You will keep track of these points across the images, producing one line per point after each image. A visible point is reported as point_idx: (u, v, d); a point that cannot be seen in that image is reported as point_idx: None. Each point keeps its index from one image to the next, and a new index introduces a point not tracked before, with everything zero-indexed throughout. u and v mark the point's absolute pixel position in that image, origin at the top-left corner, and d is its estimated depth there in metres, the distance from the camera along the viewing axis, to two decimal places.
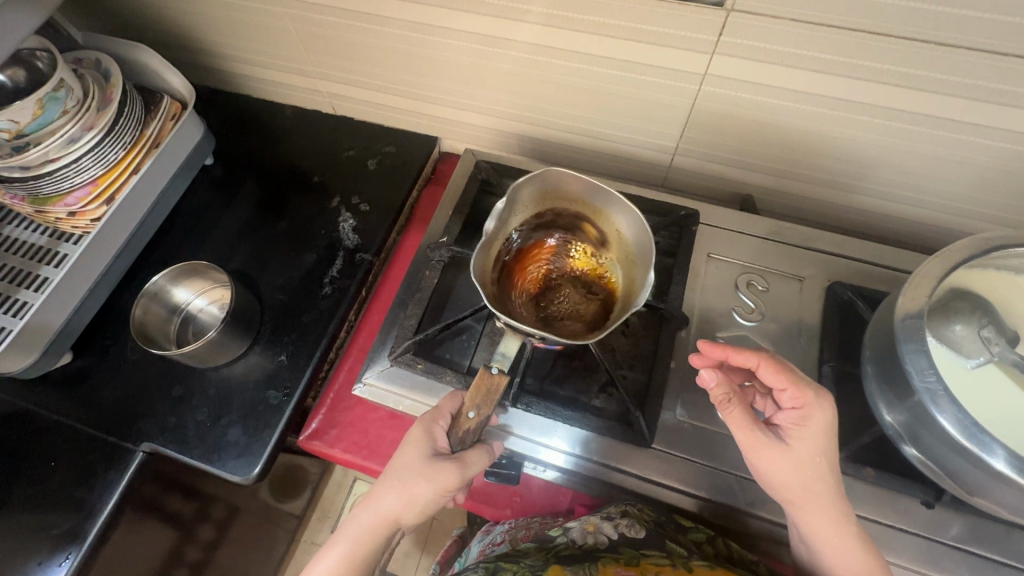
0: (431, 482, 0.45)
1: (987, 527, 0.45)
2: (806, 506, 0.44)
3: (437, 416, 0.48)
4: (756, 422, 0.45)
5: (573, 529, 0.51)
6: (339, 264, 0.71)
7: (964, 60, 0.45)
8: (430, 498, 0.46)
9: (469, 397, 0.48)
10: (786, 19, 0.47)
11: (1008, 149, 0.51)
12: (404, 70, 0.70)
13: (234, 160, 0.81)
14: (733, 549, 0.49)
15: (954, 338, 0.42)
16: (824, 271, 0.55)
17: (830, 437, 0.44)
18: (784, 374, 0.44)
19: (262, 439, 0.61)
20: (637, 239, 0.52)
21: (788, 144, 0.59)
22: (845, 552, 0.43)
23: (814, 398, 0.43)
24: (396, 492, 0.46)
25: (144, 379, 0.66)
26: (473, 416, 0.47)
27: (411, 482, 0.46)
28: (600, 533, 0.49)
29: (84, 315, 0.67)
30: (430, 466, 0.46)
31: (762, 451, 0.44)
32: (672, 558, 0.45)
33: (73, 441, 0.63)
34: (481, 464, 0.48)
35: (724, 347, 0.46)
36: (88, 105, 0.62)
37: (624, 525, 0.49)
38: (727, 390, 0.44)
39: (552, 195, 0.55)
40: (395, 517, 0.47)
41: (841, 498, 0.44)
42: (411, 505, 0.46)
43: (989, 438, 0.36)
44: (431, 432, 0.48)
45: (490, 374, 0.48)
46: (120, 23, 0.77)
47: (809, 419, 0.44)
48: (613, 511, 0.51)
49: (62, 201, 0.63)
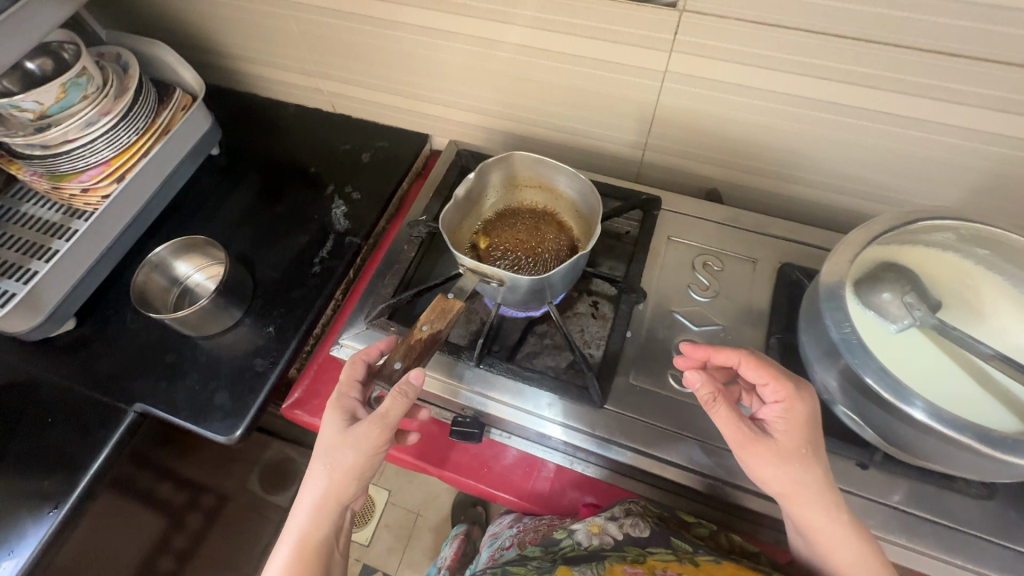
0: (356, 447, 0.47)
1: (923, 490, 0.47)
2: (797, 498, 0.44)
3: (345, 391, 0.50)
4: (744, 419, 0.45)
5: (578, 531, 0.53)
6: (329, 246, 0.75)
7: (891, 56, 0.49)
8: (362, 462, 0.47)
9: (425, 314, 0.50)
10: (731, 19, 0.52)
11: (941, 140, 0.55)
12: (396, 70, 0.76)
13: (238, 152, 0.86)
14: (734, 540, 0.52)
15: (880, 304, 0.45)
16: (775, 254, 0.59)
17: (813, 429, 0.45)
18: (765, 368, 0.45)
19: (246, 403, 0.65)
20: (591, 210, 0.56)
21: (745, 138, 0.64)
22: (838, 541, 0.44)
23: (796, 389, 0.45)
24: (324, 474, 0.48)
25: (141, 346, 0.70)
26: (425, 330, 0.49)
27: (336, 456, 0.47)
28: (605, 534, 0.52)
29: (89, 286, 0.71)
30: (349, 434, 0.47)
31: (751, 449, 0.44)
32: (677, 553, 0.49)
33: (70, 402, 0.67)
34: (401, 408, 0.46)
35: (706, 348, 0.49)
36: (107, 92, 0.68)
37: (628, 525, 0.52)
38: (713, 390, 0.44)
39: (514, 176, 0.59)
40: (334, 496, 0.48)
41: (831, 488, 0.44)
42: (346, 476, 0.48)
43: (908, 391, 0.39)
44: (343, 405, 0.49)
45: (446, 298, 0.51)
46: (143, 24, 0.84)
47: (793, 411, 0.45)
48: (617, 510, 0.54)
49: (77, 178, 0.69)
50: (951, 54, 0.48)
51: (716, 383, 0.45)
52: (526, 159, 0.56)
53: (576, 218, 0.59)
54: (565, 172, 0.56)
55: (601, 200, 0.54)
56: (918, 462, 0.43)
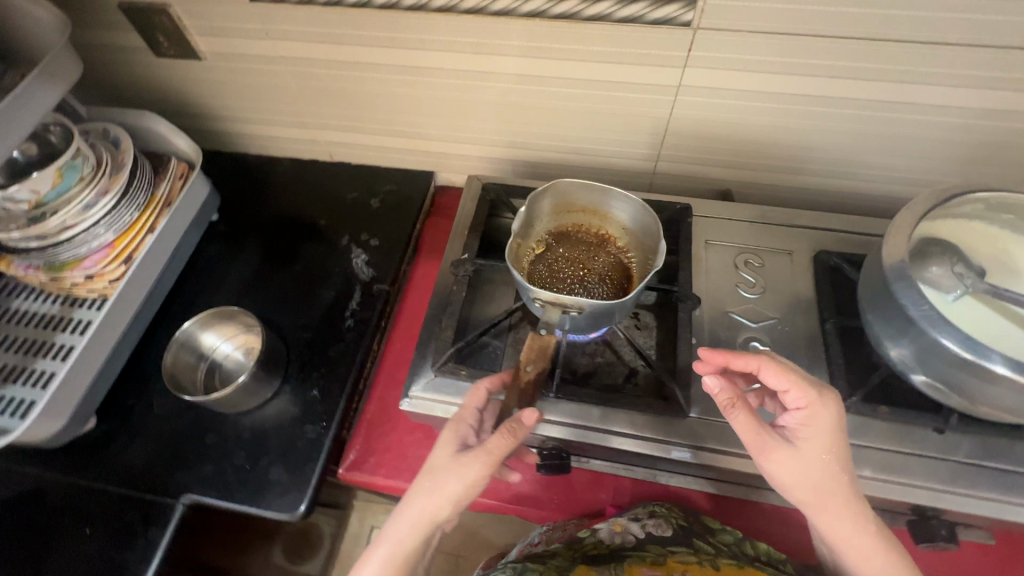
0: (460, 475, 0.46)
1: (995, 444, 0.50)
2: (821, 506, 0.45)
3: (464, 415, 0.51)
4: (764, 426, 0.46)
5: (601, 529, 0.57)
6: (357, 297, 0.74)
7: (893, 51, 0.53)
8: (462, 491, 0.46)
9: (525, 354, 0.52)
10: (743, 32, 0.55)
11: (940, 121, 0.59)
12: (399, 112, 0.76)
13: (238, 214, 0.83)
14: (760, 550, 0.55)
15: (931, 278, 0.48)
16: (808, 244, 0.62)
17: (836, 436, 0.45)
18: (787, 375, 0.45)
19: (305, 474, 0.61)
20: (645, 227, 0.58)
21: (757, 139, 0.67)
22: (864, 548, 0.45)
23: (818, 397, 0.45)
24: (426, 495, 0.47)
25: (173, 432, 0.65)
26: (530, 369, 0.52)
27: (441, 478, 0.47)
28: (628, 532, 0.55)
29: (108, 377, 0.66)
30: (457, 459, 0.47)
31: (772, 454, 0.45)
32: (698, 555, 0.51)
33: (104, 506, 0.61)
34: (507, 448, 0.46)
35: (725, 354, 0.48)
36: (103, 172, 0.65)
37: (652, 524, 0.55)
38: (731, 395, 0.45)
39: (563, 205, 0.61)
40: (429, 519, 0.47)
41: (855, 494, 0.45)
42: (443, 501, 0.47)
43: (986, 347, 0.41)
44: (458, 431, 0.50)
45: (539, 336, 0.53)
46: (122, 96, 0.81)
47: (815, 418, 0.45)
48: (641, 512, 0.58)
49: (80, 266, 0.65)
50: (950, 43, 0.52)
51: (734, 388, 0.46)
52: (577, 185, 0.57)
53: (626, 238, 0.61)
54: (615, 194, 0.58)
55: (657, 220, 0.57)
56: (1000, 417, 0.45)
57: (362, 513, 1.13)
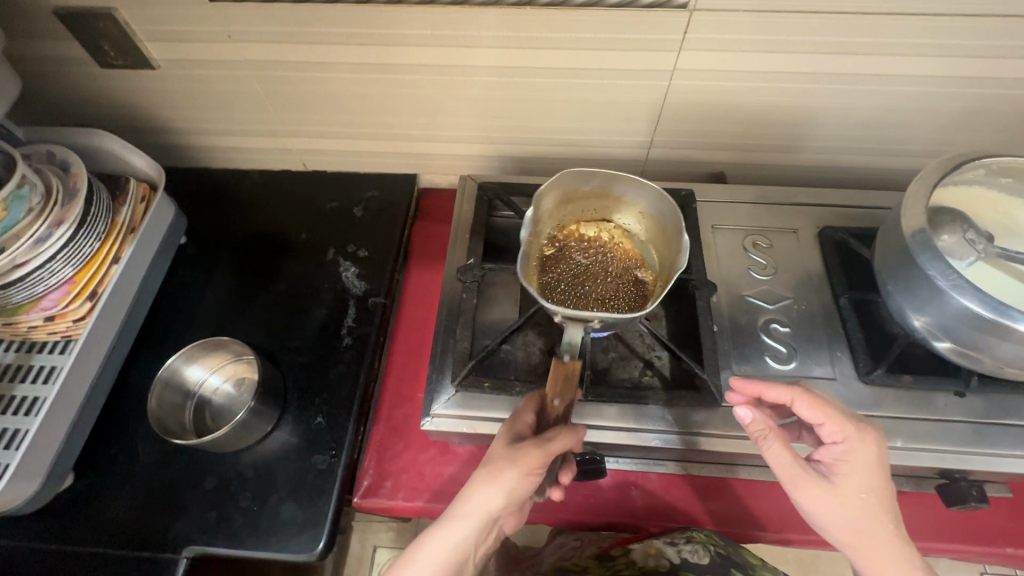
0: (515, 462, 0.46)
1: (1011, 401, 0.51)
2: (860, 543, 0.45)
3: (520, 411, 0.50)
4: (800, 459, 0.46)
5: (637, 551, 0.66)
6: (352, 313, 0.69)
7: (886, 24, 0.54)
8: (519, 481, 0.46)
9: (550, 386, 0.49)
10: (739, 12, 0.54)
11: (927, 91, 0.60)
12: (378, 113, 0.71)
13: (208, 234, 0.77)
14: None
15: (944, 247, 0.48)
16: (811, 221, 0.63)
17: (874, 472, 0.46)
18: (822, 409, 0.46)
19: (320, 508, 0.57)
20: (663, 212, 0.58)
21: (749, 119, 0.67)
22: None
23: (856, 431, 0.46)
24: (484, 483, 0.46)
25: (166, 479, 0.59)
26: (558, 403, 0.49)
27: (497, 468, 0.46)
28: (662, 555, 0.64)
29: (84, 427, 0.60)
30: (511, 448, 0.46)
31: (807, 489, 0.46)
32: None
33: (94, 571, 0.55)
34: (564, 442, 0.47)
35: (756, 384, 0.49)
36: (54, 200, 0.58)
37: (688, 550, 0.63)
38: (764, 425, 0.46)
39: (574, 193, 0.60)
40: (486, 509, 0.47)
41: (894, 532, 0.45)
42: (499, 489, 0.46)
43: (1012, 309, 0.42)
44: (514, 426, 0.49)
45: (562, 361, 0.49)
46: (63, 113, 0.73)
47: (852, 453, 0.46)
48: (677, 535, 0.64)
49: (38, 306, 0.58)
50: (940, 13, 0.52)
51: (768, 420, 0.47)
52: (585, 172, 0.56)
53: (642, 222, 0.61)
54: (628, 180, 0.57)
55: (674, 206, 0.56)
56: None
57: (363, 535, 1.11)
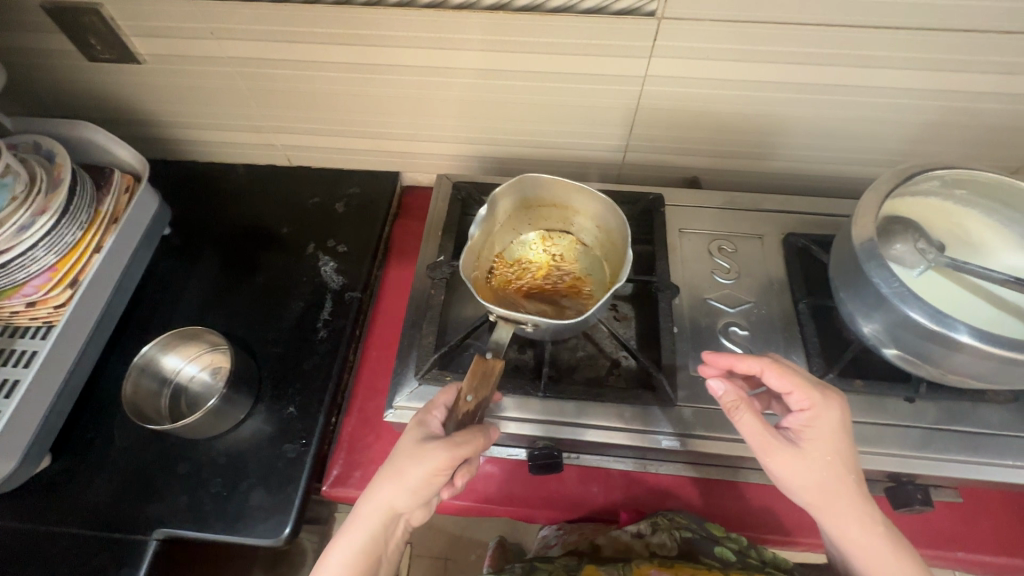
0: (419, 463, 0.46)
1: (959, 407, 0.52)
2: (825, 506, 0.46)
3: (433, 406, 0.50)
4: (770, 428, 0.47)
5: (608, 542, 0.62)
6: (329, 306, 0.71)
7: (852, 36, 0.55)
8: (420, 480, 0.46)
9: (467, 381, 0.48)
10: (706, 21, 0.55)
11: (893, 102, 0.62)
12: (359, 111, 0.73)
13: (192, 225, 0.78)
14: (765, 555, 0.59)
15: (896, 255, 0.50)
16: (776, 227, 0.64)
17: (840, 436, 0.47)
18: (788, 376, 0.47)
19: (288, 495, 0.59)
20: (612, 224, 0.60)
21: (721, 127, 0.68)
22: (872, 550, 0.45)
23: (821, 398, 0.47)
24: (389, 482, 0.47)
25: (141, 463, 0.61)
26: (471, 399, 0.49)
27: (400, 467, 0.47)
28: (634, 545, 0.60)
29: (62, 411, 0.61)
30: (419, 446, 0.47)
31: (777, 456, 0.46)
32: (709, 564, 0.55)
33: (67, 550, 0.56)
34: (472, 446, 0.47)
35: (728, 355, 0.50)
36: (38, 189, 0.59)
37: (659, 538, 0.59)
38: (735, 395, 0.47)
39: (531, 201, 0.62)
40: (390, 506, 0.48)
41: (860, 492, 0.46)
42: (403, 487, 0.47)
43: (951, 318, 0.43)
44: (425, 421, 0.49)
45: (484, 359, 0.49)
46: (52, 103, 0.74)
47: (819, 419, 0.47)
48: (644, 524, 0.61)
49: (20, 292, 0.60)
50: (901, 27, 0.53)
51: (739, 390, 0.48)
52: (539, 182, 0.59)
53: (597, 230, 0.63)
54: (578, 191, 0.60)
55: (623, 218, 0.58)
56: (968, 383, 0.46)
57: (345, 526, 1.14)
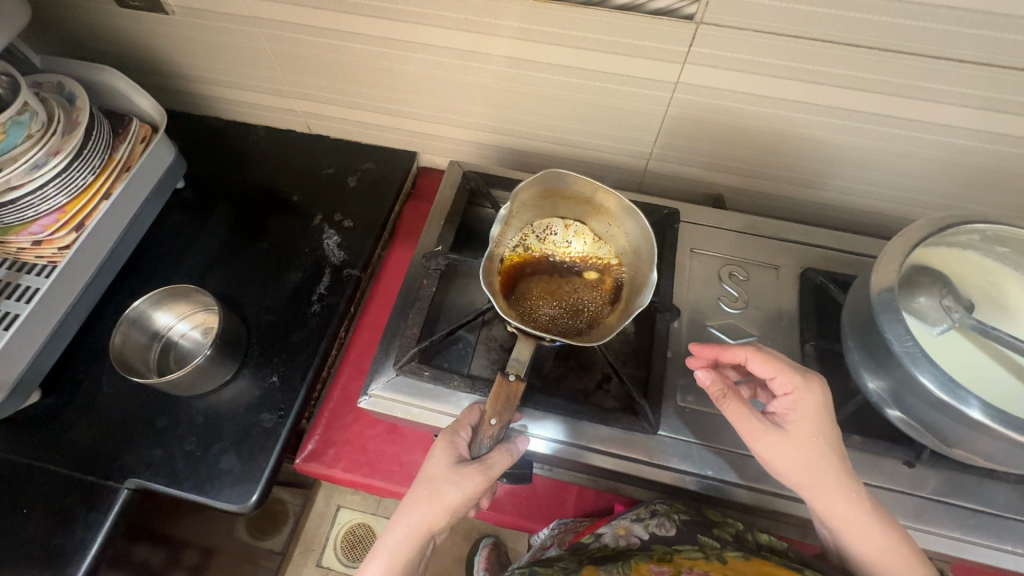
0: (459, 485, 0.46)
1: (962, 480, 0.48)
2: (815, 489, 0.44)
3: (458, 427, 0.49)
4: (754, 412, 0.46)
5: (604, 534, 0.54)
6: (326, 280, 0.70)
7: (907, 64, 0.50)
8: (459, 501, 0.46)
9: (491, 405, 0.48)
10: (747, 30, 0.51)
11: (942, 141, 0.56)
12: (380, 87, 0.71)
13: (205, 182, 0.79)
14: (761, 538, 0.51)
15: (918, 309, 0.46)
16: (796, 260, 0.61)
17: (825, 419, 0.45)
18: (771, 361, 0.45)
19: (258, 464, 0.59)
20: (636, 231, 0.58)
21: (752, 145, 0.64)
22: (865, 531, 0.43)
23: (802, 381, 0.45)
24: (425, 503, 0.47)
25: (124, 412, 0.62)
26: (495, 423, 0.48)
27: (439, 488, 0.46)
28: (631, 535, 0.52)
29: (54, 350, 0.63)
30: (456, 470, 0.46)
31: (762, 440, 0.45)
32: (704, 551, 0.48)
33: (45, 484, 0.58)
34: (504, 461, 0.47)
35: (714, 347, 0.49)
36: (53, 129, 0.59)
37: (654, 525, 0.52)
38: (722, 385, 0.45)
39: (550, 192, 0.59)
40: (428, 525, 0.47)
41: (848, 473, 0.44)
42: (442, 509, 0.46)
43: (964, 391, 0.39)
44: (454, 443, 0.48)
45: (507, 381, 0.48)
46: (84, 44, 0.75)
47: (801, 403, 0.45)
48: (642, 511, 0.54)
49: (28, 229, 0.60)
50: (964, 60, 0.48)
51: (724, 379, 0.46)
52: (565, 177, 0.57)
53: (614, 232, 0.60)
54: (607, 192, 0.57)
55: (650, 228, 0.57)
56: (974, 460, 0.43)
57: (329, 493, 1.16)
